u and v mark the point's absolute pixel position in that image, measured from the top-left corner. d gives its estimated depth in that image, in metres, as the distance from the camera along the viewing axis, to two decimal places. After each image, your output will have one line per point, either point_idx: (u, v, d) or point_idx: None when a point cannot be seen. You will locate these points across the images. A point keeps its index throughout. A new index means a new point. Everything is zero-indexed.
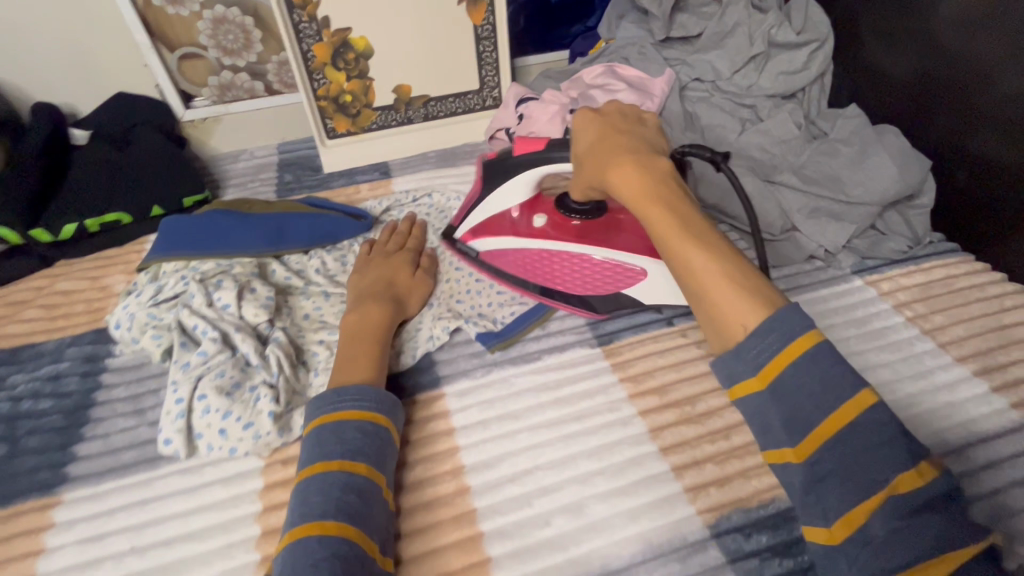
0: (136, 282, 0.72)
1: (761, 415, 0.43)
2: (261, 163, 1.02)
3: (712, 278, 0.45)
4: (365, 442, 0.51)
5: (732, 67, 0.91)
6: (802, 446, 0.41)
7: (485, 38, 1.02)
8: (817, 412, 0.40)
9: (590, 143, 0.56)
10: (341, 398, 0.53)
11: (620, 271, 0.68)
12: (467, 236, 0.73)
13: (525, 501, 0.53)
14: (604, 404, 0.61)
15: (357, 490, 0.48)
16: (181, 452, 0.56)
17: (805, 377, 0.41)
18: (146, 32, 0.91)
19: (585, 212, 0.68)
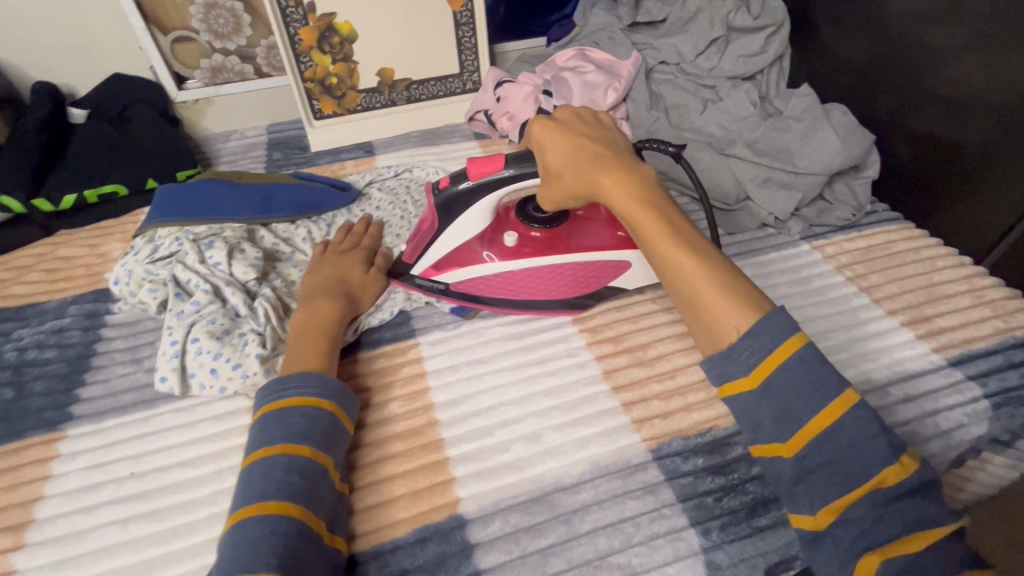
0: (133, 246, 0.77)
1: (751, 414, 0.46)
2: (252, 142, 1.07)
3: (703, 279, 0.49)
4: (308, 426, 0.52)
5: (694, 51, 0.97)
6: (794, 442, 0.44)
7: (464, 24, 1.07)
8: (807, 411, 0.44)
9: (566, 154, 0.57)
10: (285, 386, 0.54)
11: (596, 271, 0.69)
12: (428, 271, 0.68)
13: (488, 431, 0.59)
14: (564, 350, 0.67)
15: (298, 472, 0.49)
16: (176, 390, 0.61)
17: (796, 373, 0.45)
18: (142, 17, 0.96)
19: (549, 221, 0.67)
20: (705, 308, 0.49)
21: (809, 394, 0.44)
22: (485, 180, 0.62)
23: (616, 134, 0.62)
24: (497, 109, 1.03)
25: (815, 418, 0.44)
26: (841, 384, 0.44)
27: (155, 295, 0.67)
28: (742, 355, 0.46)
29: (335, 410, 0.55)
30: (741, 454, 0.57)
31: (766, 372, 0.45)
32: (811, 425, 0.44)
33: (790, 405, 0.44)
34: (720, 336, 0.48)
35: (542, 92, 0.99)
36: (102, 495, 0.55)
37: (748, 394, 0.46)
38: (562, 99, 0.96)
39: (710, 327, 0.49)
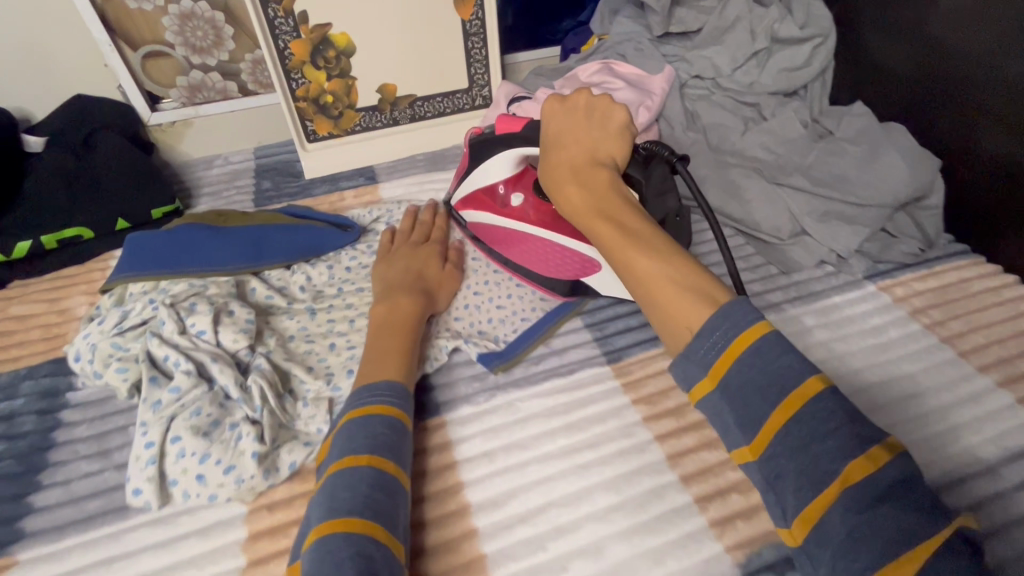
0: (99, 306, 0.66)
1: (716, 416, 0.40)
2: (237, 169, 0.95)
3: (648, 280, 0.48)
4: (393, 440, 0.49)
5: (733, 64, 0.87)
6: (755, 442, 0.38)
7: (474, 34, 0.96)
8: (765, 406, 0.37)
9: (546, 155, 0.61)
10: (370, 394, 0.52)
11: (580, 258, 0.66)
12: (460, 206, 0.74)
13: (539, 543, 0.49)
14: (618, 429, 0.57)
15: (384, 488, 0.46)
16: (153, 503, 0.50)
17: (755, 367, 0.38)
18: (105, 28, 0.84)
19: None
20: (652, 309, 0.47)
21: (767, 389, 0.37)
22: (504, 135, 0.67)
23: (620, 132, 0.60)
24: None
25: (775, 414, 0.37)
26: (810, 372, 0.37)
27: (126, 377, 0.56)
28: (699, 353, 0.41)
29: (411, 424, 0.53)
30: None
31: (720, 375, 0.39)
32: (771, 423, 0.37)
33: (748, 404, 0.38)
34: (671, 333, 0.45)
35: None
36: None
37: (707, 396, 0.40)
38: None
39: (661, 323, 0.47)
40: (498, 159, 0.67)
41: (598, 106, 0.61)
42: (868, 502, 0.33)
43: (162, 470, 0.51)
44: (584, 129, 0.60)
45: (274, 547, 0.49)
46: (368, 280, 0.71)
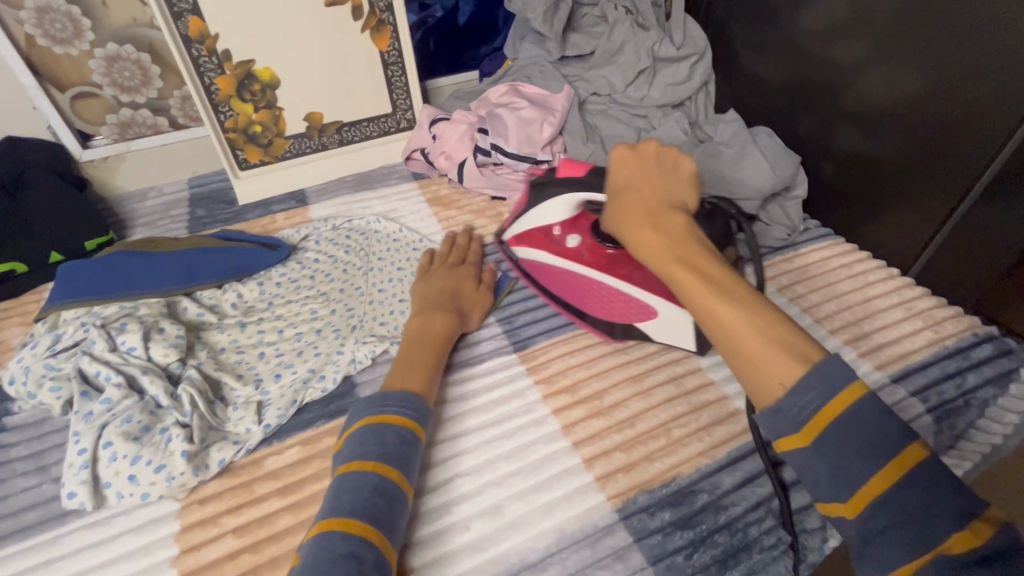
0: (33, 333, 0.69)
1: (808, 471, 0.41)
2: (171, 200, 1.00)
3: (738, 329, 0.47)
4: (402, 451, 0.52)
5: (625, 81, 0.98)
6: (856, 499, 0.39)
7: (393, 64, 1.04)
8: (863, 466, 0.38)
9: (616, 198, 0.61)
10: (387, 402, 0.55)
11: (638, 306, 0.68)
12: (512, 241, 0.79)
13: (446, 509, 0.55)
14: (520, 407, 0.65)
15: (386, 497, 0.49)
16: (87, 505, 0.54)
17: (850, 429, 0.40)
18: (32, 73, 0.88)
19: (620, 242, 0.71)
20: (741, 363, 0.47)
21: (873, 454, 0.38)
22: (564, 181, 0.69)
23: (691, 182, 0.62)
24: (433, 148, 1.01)
25: (875, 477, 0.38)
26: (848, 378, 0.41)
27: (59, 394, 0.61)
28: (791, 411, 0.42)
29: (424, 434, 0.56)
30: (706, 503, 0.56)
31: (813, 433, 0.41)
32: (871, 484, 0.38)
33: (848, 464, 0.39)
34: (761, 388, 0.45)
35: (477, 129, 0.98)
36: None
37: (803, 450, 0.41)
38: (497, 135, 0.95)
39: (746, 375, 0.47)
40: (555, 203, 0.70)
41: (665, 157, 0.62)
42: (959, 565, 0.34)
43: (95, 474, 0.56)
44: (655, 174, 0.61)
45: (205, 535, 0.54)
46: (295, 294, 0.78)
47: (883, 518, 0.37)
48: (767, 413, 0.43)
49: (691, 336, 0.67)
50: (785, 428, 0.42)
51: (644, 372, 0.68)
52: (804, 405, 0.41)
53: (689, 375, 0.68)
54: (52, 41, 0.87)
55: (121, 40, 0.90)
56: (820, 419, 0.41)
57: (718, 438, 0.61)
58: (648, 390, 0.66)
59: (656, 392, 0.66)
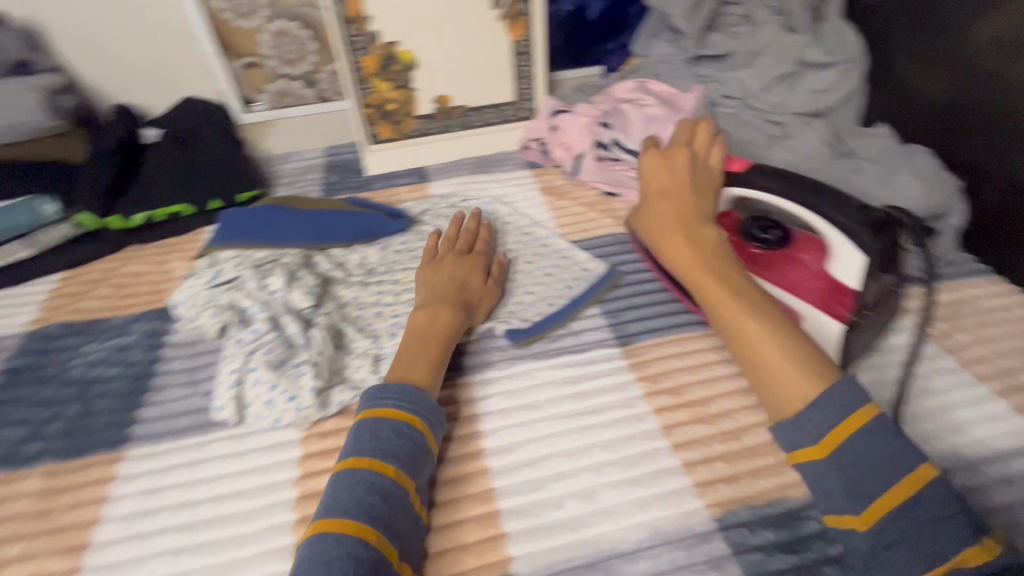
0: (195, 267, 0.80)
1: (824, 483, 0.48)
2: (309, 165, 1.09)
3: (755, 340, 0.55)
4: (397, 445, 0.52)
5: (762, 85, 0.93)
6: (867, 514, 0.45)
7: (523, 54, 1.07)
8: (879, 486, 0.45)
9: (659, 203, 0.69)
10: (383, 394, 0.55)
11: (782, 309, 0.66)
12: None
13: (541, 484, 0.57)
14: (621, 400, 0.64)
15: (381, 494, 0.49)
16: (231, 420, 0.62)
17: (872, 446, 0.47)
18: (216, 43, 1.00)
19: (767, 242, 0.69)
20: (759, 378, 0.54)
21: (893, 474, 0.45)
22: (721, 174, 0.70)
23: (714, 185, 0.70)
24: (552, 138, 1.03)
25: (890, 494, 0.45)
26: (863, 401, 0.48)
27: (217, 319, 0.71)
28: (811, 425, 0.49)
29: (427, 429, 0.55)
30: (815, 531, 0.53)
31: (831, 446, 0.48)
32: (883, 500, 0.45)
33: (868, 483, 0.46)
34: (777, 403, 0.52)
35: (599, 124, 0.97)
36: (156, 522, 0.56)
37: (818, 463, 0.48)
38: (619, 131, 0.94)
39: (765, 389, 0.53)
40: (707, 195, 0.72)
41: (693, 164, 0.70)
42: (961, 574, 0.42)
43: (240, 394, 0.64)
44: (680, 178, 0.69)
45: (322, 465, 0.59)
46: (411, 262, 0.82)
47: (893, 533, 0.44)
48: (789, 429, 0.50)
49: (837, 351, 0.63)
50: (806, 441, 0.49)
51: None
52: (830, 421, 0.48)
53: None
54: (235, 15, 0.99)
55: (290, 17, 1.01)
56: (838, 435, 0.48)
57: None
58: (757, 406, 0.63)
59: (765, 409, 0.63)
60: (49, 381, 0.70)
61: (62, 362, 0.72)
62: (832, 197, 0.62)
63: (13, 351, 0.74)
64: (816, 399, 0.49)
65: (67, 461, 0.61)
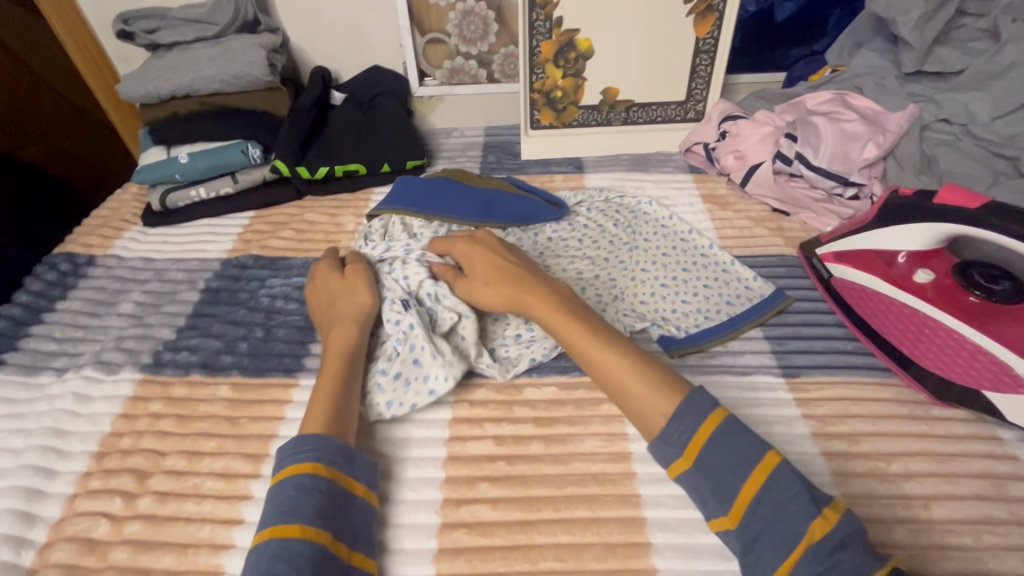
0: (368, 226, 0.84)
1: (695, 490, 0.48)
2: (469, 142, 1.13)
3: (623, 374, 0.54)
4: (300, 500, 0.48)
5: (994, 113, 0.80)
6: (733, 511, 0.46)
7: (705, 52, 1.02)
8: (736, 478, 0.46)
9: (475, 260, 0.67)
10: (278, 457, 0.52)
11: (1003, 371, 0.57)
12: (829, 256, 0.73)
13: (691, 503, 0.54)
14: (784, 435, 0.59)
15: (286, 558, 0.44)
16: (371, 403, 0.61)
17: (721, 445, 0.47)
18: (409, 16, 1.06)
19: (991, 291, 0.61)
20: (623, 403, 0.54)
21: (738, 464, 0.46)
22: (948, 210, 0.60)
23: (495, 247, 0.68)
24: (724, 145, 0.96)
25: (746, 485, 0.46)
26: (711, 407, 0.49)
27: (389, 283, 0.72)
28: (675, 437, 0.49)
29: (334, 474, 0.51)
30: None
31: (694, 455, 0.48)
32: (744, 492, 0.46)
33: (724, 476, 0.47)
34: (646, 427, 0.52)
35: (783, 134, 0.90)
36: None
37: (685, 473, 0.48)
38: (807, 145, 0.87)
39: (632, 414, 0.53)
40: (921, 229, 0.64)
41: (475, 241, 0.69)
42: (827, 551, 0.42)
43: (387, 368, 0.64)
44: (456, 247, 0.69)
45: (471, 432, 0.61)
46: (564, 251, 0.81)
47: (756, 523, 0.45)
48: (658, 442, 0.50)
49: None
50: (671, 454, 0.49)
51: (945, 454, 0.57)
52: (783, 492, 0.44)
53: (1015, 480, 0.55)
54: None
55: None
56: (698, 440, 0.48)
57: None
58: (947, 476, 0.55)
59: (960, 483, 0.55)
60: (241, 305, 0.79)
61: (252, 289, 0.81)
62: None
63: (214, 273, 0.85)
64: (676, 415, 0.50)
65: (253, 377, 0.69)
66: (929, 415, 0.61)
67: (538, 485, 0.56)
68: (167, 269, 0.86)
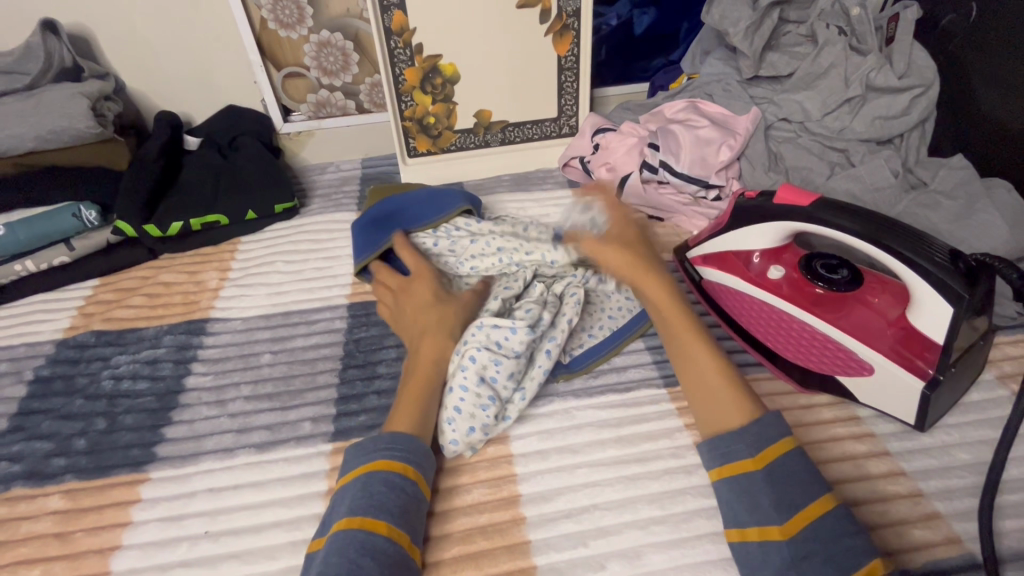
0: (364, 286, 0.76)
1: (752, 494, 0.47)
2: (346, 176, 1.06)
3: (715, 375, 0.56)
4: (391, 499, 0.49)
5: (823, 110, 0.87)
6: (791, 525, 0.45)
7: (568, 69, 1.04)
8: (808, 497, 0.46)
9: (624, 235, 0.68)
10: (376, 445, 0.53)
11: (849, 358, 0.60)
12: (697, 260, 0.75)
13: (581, 541, 0.53)
14: (668, 449, 0.59)
15: (373, 555, 0.45)
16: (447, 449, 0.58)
17: (801, 466, 0.48)
18: (259, 52, 0.99)
19: (831, 282, 0.65)
20: (694, 392, 0.57)
21: (812, 487, 0.47)
22: (783, 210, 0.63)
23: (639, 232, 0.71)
24: (596, 158, 0.98)
25: (819, 505, 0.46)
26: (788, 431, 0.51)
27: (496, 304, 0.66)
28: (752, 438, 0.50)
29: (418, 477, 0.52)
30: None
31: (765, 460, 0.49)
32: (814, 510, 0.46)
33: (791, 490, 0.47)
34: (717, 422, 0.54)
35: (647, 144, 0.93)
36: (176, 553, 0.54)
37: (752, 473, 0.49)
38: (668, 153, 0.89)
39: (705, 406, 0.55)
40: (766, 229, 0.65)
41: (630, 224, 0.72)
42: None
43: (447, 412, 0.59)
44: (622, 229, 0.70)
45: None
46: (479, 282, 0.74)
47: (816, 542, 0.44)
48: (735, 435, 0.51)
49: (913, 407, 0.57)
50: (741, 452, 0.50)
51: (811, 443, 0.60)
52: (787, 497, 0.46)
53: (874, 458, 0.58)
54: (279, 25, 0.98)
55: (333, 28, 0.99)
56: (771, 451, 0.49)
57: (906, 542, 0.52)
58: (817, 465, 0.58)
59: (828, 470, 0.57)
60: (78, 393, 0.69)
61: (93, 372, 0.71)
62: (908, 236, 0.54)
63: (46, 358, 0.73)
64: (758, 421, 0.51)
65: (92, 479, 0.60)
66: (797, 405, 0.64)
67: (427, 550, 0.53)
68: None
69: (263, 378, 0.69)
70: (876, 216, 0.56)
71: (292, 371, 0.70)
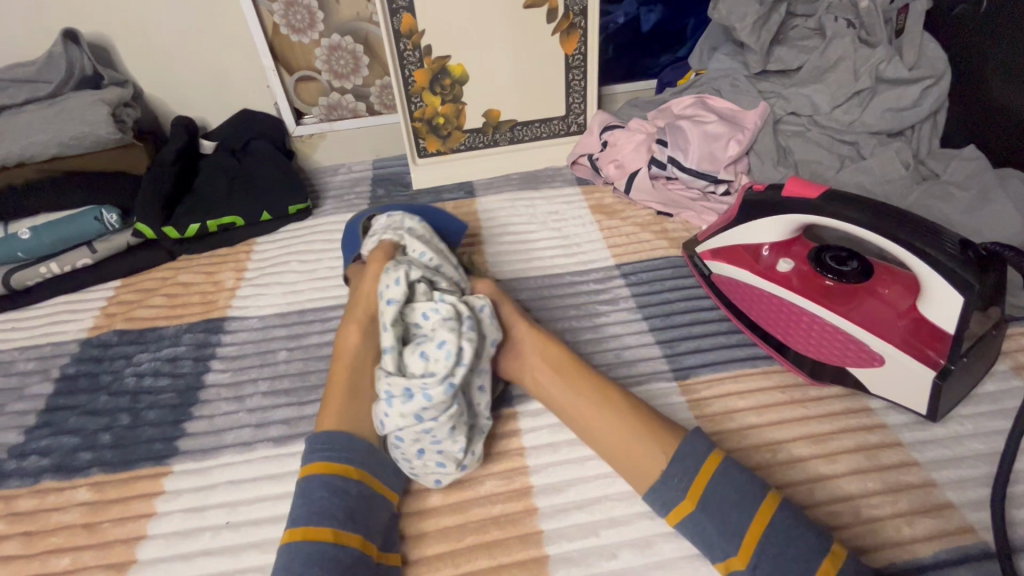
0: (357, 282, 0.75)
1: (701, 533, 0.48)
2: (358, 177, 1.08)
3: (624, 445, 0.53)
4: (332, 501, 0.49)
5: (833, 102, 0.87)
6: (744, 549, 0.46)
7: (575, 67, 1.04)
8: (745, 517, 0.47)
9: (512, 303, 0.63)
10: (310, 449, 0.52)
11: (860, 348, 0.61)
12: (706, 254, 0.75)
13: (593, 530, 0.53)
14: None
15: (319, 562, 0.46)
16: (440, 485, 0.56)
17: (727, 484, 0.48)
18: (272, 56, 1.01)
19: (841, 274, 0.65)
20: (610, 453, 0.54)
21: (746, 500, 0.47)
22: (792, 203, 0.62)
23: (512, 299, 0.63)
24: (604, 155, 0.98)
25: (755, 519, 0.47)
26: (706, 449, 0.50)
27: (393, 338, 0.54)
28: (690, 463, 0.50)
29: (362, 472, 0.52)
30: None
31: (698, 495, 0.49)
32: (755, 525, 0.46)
33: (728, 516, 0.47)
34: (635, 480, 0.52)
35: (655, 141, 0.93)
36: (198, 542, 0.55)
37: (691, 513, 0.49)
38: (677, 149, 0.90)
39: (622, 469, 0.53)
40: (776, 221, 0.65)
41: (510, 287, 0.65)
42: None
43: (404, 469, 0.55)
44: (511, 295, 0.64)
45: None
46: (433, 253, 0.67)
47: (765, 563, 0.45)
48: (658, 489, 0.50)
49: (926, 397, 0.57)
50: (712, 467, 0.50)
51: (821, 435, 0.60)
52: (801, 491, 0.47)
53: (886, 449, 0.58)
54: (291, 30, 1.00)
55: (344, 32, 1.01)
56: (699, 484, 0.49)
57: (918, 532, 0.52)
58: (827, 456, 0.58)
59: (838, 461, 0.57)
60: (103, 390, 0.71)
61: (116, 370, 0.73)
62: (918, 227, 0.54)
63: (71, 356, 0.76)
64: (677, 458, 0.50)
65: (117, 472, 0.62)
66: (808, 398, 0.64)
67: (440, 540, 0.54)
68: (14, 361, 0.76)
69: (280, 374, 0.71)
70: (885, 207, 0.56)
71: (307, 367, 0.71)
